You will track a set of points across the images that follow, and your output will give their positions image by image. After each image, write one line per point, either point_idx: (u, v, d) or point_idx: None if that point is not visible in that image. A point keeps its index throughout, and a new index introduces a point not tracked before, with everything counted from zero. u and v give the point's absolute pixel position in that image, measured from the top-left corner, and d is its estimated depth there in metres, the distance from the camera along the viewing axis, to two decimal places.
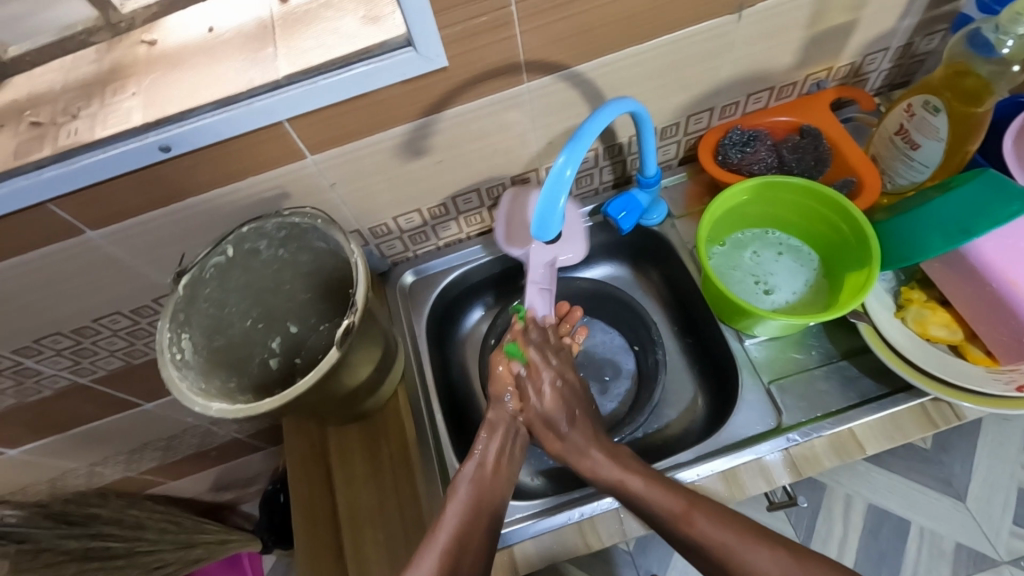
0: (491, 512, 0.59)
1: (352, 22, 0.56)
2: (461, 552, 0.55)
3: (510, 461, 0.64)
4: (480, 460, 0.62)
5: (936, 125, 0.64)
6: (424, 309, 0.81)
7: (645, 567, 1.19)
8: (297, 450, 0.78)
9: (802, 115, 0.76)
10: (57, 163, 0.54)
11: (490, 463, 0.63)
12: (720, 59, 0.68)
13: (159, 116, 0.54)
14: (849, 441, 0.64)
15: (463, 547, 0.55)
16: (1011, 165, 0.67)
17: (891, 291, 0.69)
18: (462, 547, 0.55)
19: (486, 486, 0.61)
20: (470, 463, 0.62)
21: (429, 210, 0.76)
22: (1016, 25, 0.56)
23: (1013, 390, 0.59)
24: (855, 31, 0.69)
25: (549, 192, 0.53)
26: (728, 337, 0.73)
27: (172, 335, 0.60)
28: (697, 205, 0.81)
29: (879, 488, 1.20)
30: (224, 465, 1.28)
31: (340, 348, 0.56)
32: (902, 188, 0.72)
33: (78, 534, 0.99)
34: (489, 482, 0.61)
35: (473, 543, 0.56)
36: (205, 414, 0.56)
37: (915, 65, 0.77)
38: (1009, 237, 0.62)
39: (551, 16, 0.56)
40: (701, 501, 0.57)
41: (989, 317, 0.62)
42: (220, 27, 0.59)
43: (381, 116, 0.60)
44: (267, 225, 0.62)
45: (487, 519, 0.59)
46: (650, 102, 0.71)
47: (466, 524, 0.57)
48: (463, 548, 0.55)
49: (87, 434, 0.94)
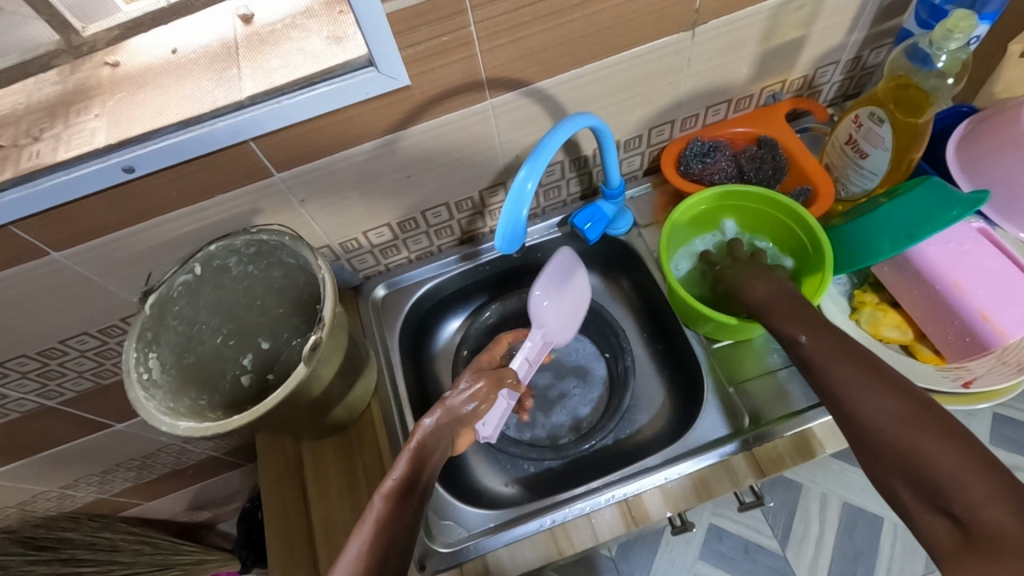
0: (423, 493, 0.56)
1: (317, 42, 0.57)
2: (391, 535, 0.51)
3: (437, 466, 0.58)
4: (416, 463, 0.56)
5: (883, 134, 0.67)
6: (397, 322, 0.82)
7: (626, 572, 1.21)
8: (271, 466, 0.78)
9: (760, 125, 0.78)
10: (21, 185, 0.54)
11: (423, 471, 0.56)
12: (678, 74, 0.70)
13: (123, 137, 0.55)
14: (812, 441, 0.66)
15: (388, 556, 0.50)
16: (956, 173, 0.70)
17: (846, 294, 0.72)
18: (387, 558, 0.50)
19: (410, 495, 0.55)
20: (390, 479, 0.55)
21: (399, 224, 0.77)
22: (949, 41, 0.59)
23: (961, 386, 0.62)
24: (806, 46, 0.72)
25: (512, 206, 0.54)
26: (693, 341, 0.75)
27: (139, 354, 0.60)
28: (663, 215, 0.83)
29: (852, 486, 1.22)
30: (201, 484, 1.26)
31: (307, 364, 0.57)
32: (856, 196, 0.75)
33: (48, 559, 0.94)
34: (418, 498, 0.55)
35: (401, 534, 0.52)
36: (172, 433, 0.56)
37: (865, 76, 0.81)
38: (952, 240, 0.65)
39: (512, 35, 0.58)
40: (846, 349, 0.54)
41: (936, 317, 0.65)
42: (184, 48, 0.59)
43: (347, 134, 0.61)
44: (236, 242, 0.63)
45: (417, 510, 0.54)
46: (613, 115, 0.73)
47: (392, 524, 0.52)
48: (388, 559, 0.50)
49: (58, 456, 0.93)
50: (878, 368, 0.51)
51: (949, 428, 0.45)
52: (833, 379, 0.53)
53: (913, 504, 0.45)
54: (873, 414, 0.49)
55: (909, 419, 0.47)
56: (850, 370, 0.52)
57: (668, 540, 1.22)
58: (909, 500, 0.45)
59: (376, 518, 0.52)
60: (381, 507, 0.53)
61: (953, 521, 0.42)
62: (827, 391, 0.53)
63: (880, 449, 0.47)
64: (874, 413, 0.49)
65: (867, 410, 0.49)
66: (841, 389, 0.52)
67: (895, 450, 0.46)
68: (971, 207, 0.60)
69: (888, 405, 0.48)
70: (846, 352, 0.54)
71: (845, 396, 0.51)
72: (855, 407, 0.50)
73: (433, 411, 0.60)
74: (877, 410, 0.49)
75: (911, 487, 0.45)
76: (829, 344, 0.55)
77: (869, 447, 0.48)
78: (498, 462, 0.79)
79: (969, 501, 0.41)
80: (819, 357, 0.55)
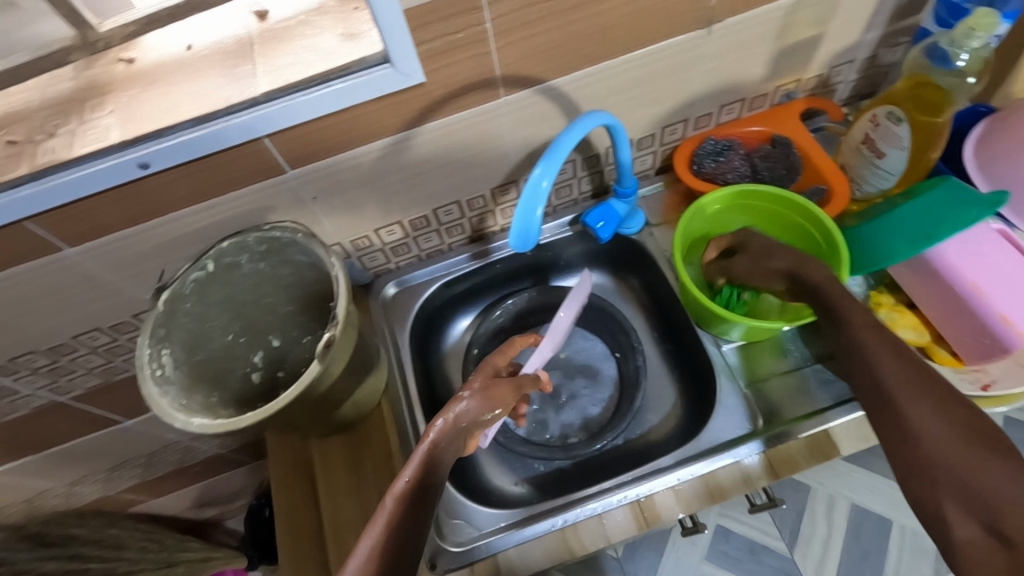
0: (433, 494, 0.53)
1: (331, 39, 0.57)
2: (406, 537, 0.50)
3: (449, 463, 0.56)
4: (433, 461, 0.54)
5: (900, 134, 0.66)
6: (407, 320, 0.82)
7: (632, 572, 1.20)
8: (281, 463, 0.78)
9: (773, 125, 0.78)
10: (34, 181, 0.54)
11: (436, 471, 0.54)
12: (692, 73, 0.69)
13: (137, 133, 0.55)
14: (825, 443, 0.66)
15: (399, 558, 0.49)
16: (974, 173, 0.70)
17: (861, 295, 0.71)
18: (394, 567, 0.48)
19: (426, 493, 0.53)
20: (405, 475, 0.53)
21: (410, 222, 0.77)
22: (970, 39, 0.58)
23: (980, 389, 0.62)
24: (822, 44, 0.71)
25: (526, 203, 0.54)
26: (705, 342, 0.74)
27: (152, 351, 0.60)
28: (674, 214, 0.82)
29: (861, 488, 1.21)
30: (208, 480, 1.27)
31: (320, 362, 0.56)
32: (871, 196, 0.74)
33: (55, 555, 0.92)
34: (430, 497, 0.53)
35: (414, 536, 0.51)
36: (185, 430, 0.55)
37: (880, 76, 0.80)
38: (970, 242, 0.65)
39: (527, 32, 0.58)
40: (897, 352, 0.51)
41: (954, 318, 0.65)
42: (199, 44, 0.59)
43: (361, 131, 0.61)
44: (248, 239, 0.63)
45: (429, 513, 0.53)
46: (626, 113, 0.72)
47: (398, 532, 0.50)
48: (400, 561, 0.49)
49: (68, 451, 0.93)
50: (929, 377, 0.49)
51: (1003, 449, 0.43)
52: (889, 383, 0.50)
53: (955, 520, 0.42)
54: (930, 425, 0.46)
55: (965, 436, 0.44)
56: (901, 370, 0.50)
57: (675, 540, 1.21)
58: (953, 517, 0.42)
59: (384, 525, 0.50)
60: (390, 516, 0.50)
61: (1004, 544, 0.40)
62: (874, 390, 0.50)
63: (930, 460, 0.45)
64: (926, 423, 0.46)
65: (919, 419, 0.47)
66: (892, 392, 0.49)
67: (954, 465, 0.44)
68: (991, 207, 0.59)
69: (942, 418, 0.46)
70: (896, 354, 0.51)
71: (896, 400, 0.48)
72: (908, 413, 0.47)
73: (446, 411, 0.56)
74: (930, 422, 0.46)
75: (960, 504, 0.42)
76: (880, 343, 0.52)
77: (914, 457, 0.46)
78: (508, 461, 0.78)
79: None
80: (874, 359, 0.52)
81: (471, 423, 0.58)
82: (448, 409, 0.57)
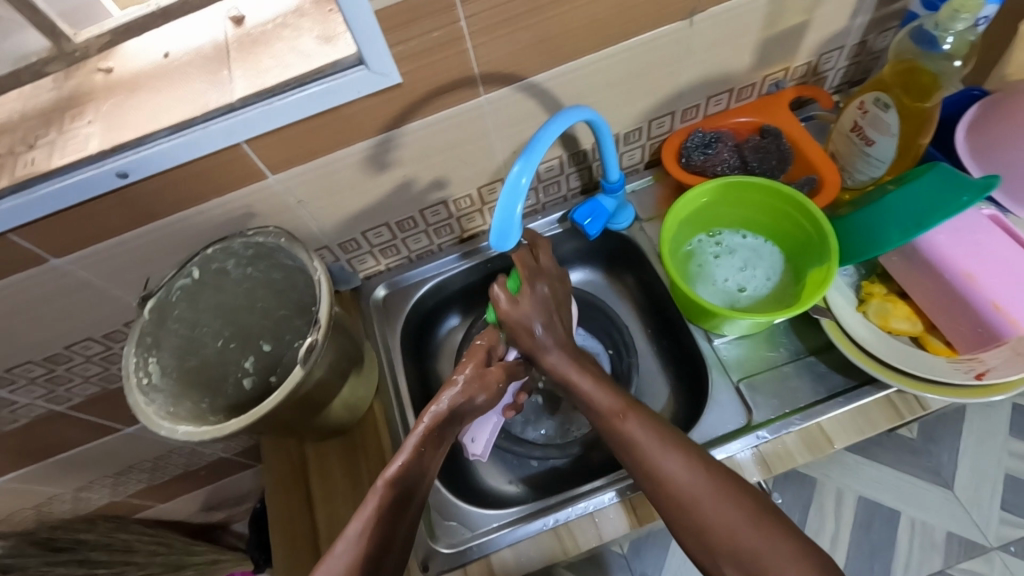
0: (422, 492, 0.56)
1: (308, 42, 0.57)
2: (393, 524, 0.53)
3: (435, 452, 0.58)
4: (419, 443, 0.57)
5: (889, 121, 0.65)
6: (399, 322, 0.81)
7: (638, 569, 1.20)
8: (276, 470, 0.77)
9: (762, 115, 0.77)
10: (16, 193, 0.55)
11: (421, 461, 0.56)
12: (676, 64, 0.69)
13: (116, 143, 0.55)
14: (819, 436, 0.65)
15: (388, 546, 0.52)
16: (966, 159, 0.68)
17: (854, 286, 0.70)
18: (386, 548, 0.52)
19: (415, 471, 0.55)
20: (400, 458, 0.55)
21: (398, 223, 0.76)
22: (955, 21, 0.57)
23: (974, 377, 0.60)
24: (809, 31, 0.70)
25: (506, 201, 0.53)
26: (697, 337, 0.73)
27: (139, 359, 0.60)
28: (665, 208, 0.82)
29: (869, 480, 1.19)
30: (215, 484, 1.28)
31: (303, 366, 0.56)
32: (863, 183, 0.73)
33: (65, 560, 0.95)
34: (415, 485, 0.55)
35: (401, 520, 0.53)
36: (171, 437, 0.56)
37: (872, 62, 0.79)
38: (964, 229, 0.64)
39: (504, 30, 0.57)
40: (659, 427, 0.56)
41: (947, 308, 0.64)
42: (176, 52, 0.59)
43: (341, 134, 0.61)
44: (233, 245, 0.63)
45: (415, 504, 0.55)
46: (611, 108, 0.72)
47: (387, 518, 0.53)
48: (387, 548, 0.52)
49: (69, 460, 0.94)
50: (679, 441, 0.55)
51: (730, 488, 0.52)
52: (692, 503, 0.52)
53: None
54: (694, 485, 0.52)
55: (712, 486, 0.52)
56: (658, 445, 0.55)
57: None
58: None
59: (375, 510, 0.53)
60: (382, 501, 0.53)
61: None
62: (635, 459, 0.55)
63: (691, 514, 0.52)
64: (673, 468, 0.53)
65: (682, 480, 0.53)
66: (653, 460, 0.54)
67: (711, 513, 0.51)
68: (982, 192, 0.58)
69: (699, 475, 0.53)
70: (661, 432, 0.56)
71: (662, 469, 0.54)
72: (670, 474, 0.53)
73: (442, 398, 0.60)
74: (684, 474, 0.53)
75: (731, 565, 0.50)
76: (645, 422, 0.56)
77: (675, 503, 0.52)
78: (504, 462, 0.78)
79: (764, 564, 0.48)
80: (676, 480, 0.53)
81: (463, 409, 0.61)
82: (441, 398, 0.60)
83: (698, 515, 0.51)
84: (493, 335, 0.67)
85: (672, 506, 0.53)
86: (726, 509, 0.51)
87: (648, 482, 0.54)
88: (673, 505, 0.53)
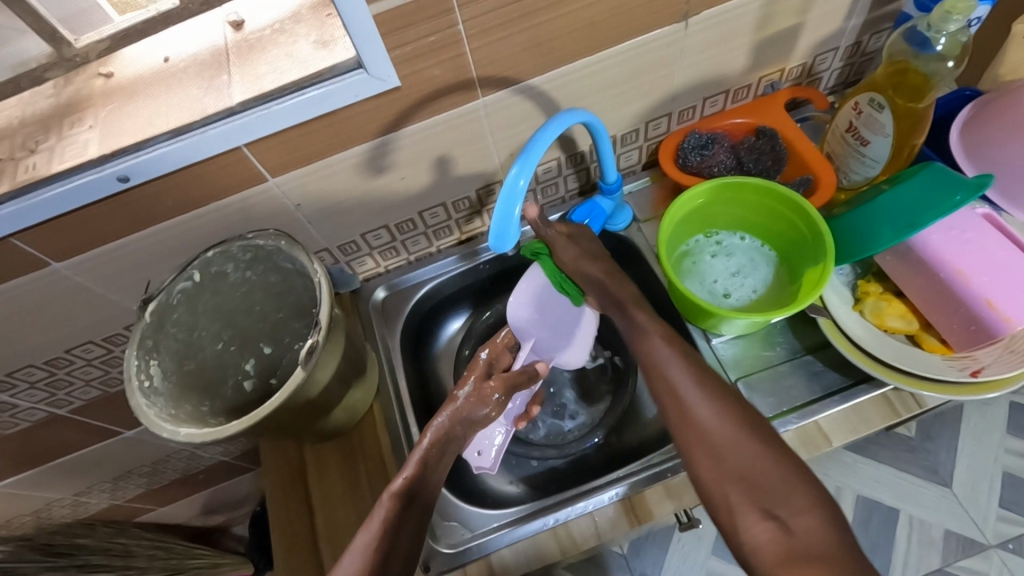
0: (427, 500, 0.57)
1: (306, 47, 0.57)
2: (395, 538, 0.52)
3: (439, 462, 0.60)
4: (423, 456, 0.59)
5: (883, 121, 0.66)
6: (398, 323, 0.82)
7: (638, 569, 1.20)
8: (274, 472, 0.77)
9: (758, 116, 0.77)
10: (17, 198, 0.55)
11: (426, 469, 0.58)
12: (671, 67, 0.69)
13: (116, 148, 0.55)
14: (816, 434, 0.66)
15: (388, 557, 0.51)
16: (960, 158, 0.69)
17: (849, 285, 0.71)
18: (388, 560, 0.51)
19: (421, 482, 0.57)
20: (400, 477, 0.56)
21: (397, 225, 0.77)
22: (947, 23, 0.58)
23: (968, 375, 0.62)
24: (803, 33, 0.71)
25: (504, 203, 0.54)
26: (695, 337, 0.74)
27: (140, 362, 0.61)
28: (662, 208, 0.82)
29: (867, 479, 1.20)
30: (215, 488, 1.28)
31: (304, 368, 0.57)
32: (858, 183, 0.73)
33: (64, 565, 0.94)
34: (420, 491, 0.57)
35: (406, 531, 0.53)
36: (173, 439, 0.56)
37: (865, 63, 0.80)
38: (953, 227, 0.64)
39: (499, 33, 0.58)
40: (693, 365, 0.55)
41: (942, 306, 0.64)
42: (175, 57, 0.59)
43: (339, 137, 0.61)
44: (233, 249, 0.63)
45: (420, 515, 0.56)
46: (608, 110, 0.72)
47: (393, 527, 0.53)
48: (392, 556, 0.51)
49: (69, 464, 0.94)
50: (710, 380, 0.53)
51: (757, 426, 0.50)
52: (710, 431, 0.50)
53: (740, 512, 0.46)
54: (718, 420, 0.50)
55: (733, 418, 0.50)
56: (691, 381, 0.53)
57: (680, 537, 1.21)
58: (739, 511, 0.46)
59: (381, 523, 0.53)
60: (387, 510, 0.54)
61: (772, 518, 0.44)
62: (665, 389, 0.54)
63: (710, 442, 0.49)
64: (699, 399, 0.52)
65: (704, 413, 0.51)
66: (681, 391, 0.53)
67: (727, 446, 0.49)
68: (975, 190, 0.58)
69: (723, 414, 0.51)
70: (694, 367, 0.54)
71: (686, 400, 0.52)
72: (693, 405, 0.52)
73: (444, 411, 0.63)
74: (707, 406, 0.51)
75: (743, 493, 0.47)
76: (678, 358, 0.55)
77: (696, 433, 0.51)
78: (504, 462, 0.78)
79: (788, 505, 0.44)
80: (699, 412, 0.51)
81: (465, 424, 0.64)
82: (445, 411, 0.63)
83: (716, 443, 0.49)
84: (498, 346, 0.72)
85: (693, 436, 0.51)
86: (748, 444, 0.48)
87: (673, 412, 0.53)
88: (692, 434, 0.51)
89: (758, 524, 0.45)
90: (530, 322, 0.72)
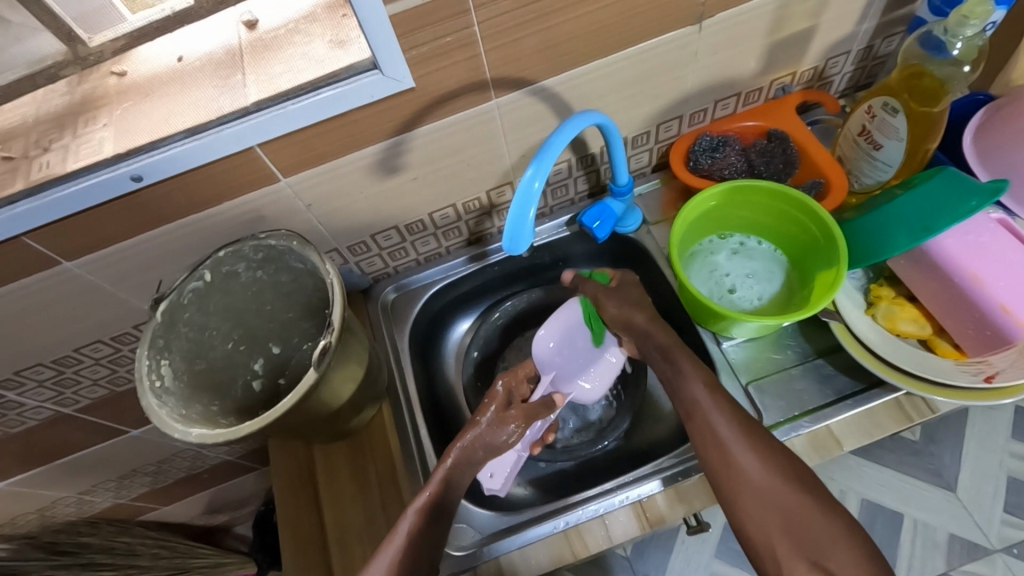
0: (449, 515, 0.61)
1: (320, 47, 0.57)
2: (417, 552, 0.57)
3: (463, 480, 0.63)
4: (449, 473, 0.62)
5: (896, 125, 0.66)
6: (407, 324, 0.82)
7: (642, 571, 1.20)
8: (283, 472, 0.78)
9: (768, 119, 0.77)
10: (31, 197, 0.55)
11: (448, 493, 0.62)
12: (684, 69, 0.69)
13: (129, 147, 0.55)
14: (827, 439, 0.66)
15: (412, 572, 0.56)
16: (973, 163, 0.69)
17: (861, 288, 0.71)
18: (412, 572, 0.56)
19: (443, 497, 0.61)
20: (424, 493, 0.60)
21: (407, 226, 0.76)
22: (964, 27, 0.58)
23: (982, 380, 0.61)
24: (816, 36, 0.71)
25: (519, 205, 0.54)
26: (705, 340, 0.73)
27: (151, 362, 0.60)
28: (672, 211, 0.82)
29: (871, 482, 1.20)
30: (219, 487, 1.27)
31: (317, 369, 0.57)
32: (870, 187, 0.73)
33: (67, 564, 0.93)
34: (443, 511, 0.61)
35: (427, 548, 0.58)
36: (185, 440, 0.56)
37: (877, 66, 0.79)
38: (970, 232, 0.64)
39: (514, 34, 0.57)
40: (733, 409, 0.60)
41: (955, 310, 0.64)
42: (190, 56, 0.59)
43: (352, 137, 0.61)
44: (244, 249, 0.63)
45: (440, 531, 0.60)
46: (620, 111, 0.72)
47: (418, 544, 0.57)
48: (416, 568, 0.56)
49: (75, 463, 0.94)
50: (753, 432, 0.59)
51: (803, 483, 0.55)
52: (756, 482, 0.56)
53: (784, 555, 0.53)
54: (763, 471, 0.56)
55: (781, 474, 0.56)
56: (733, 428, 0.58)
57: (683, 539, 1.20)
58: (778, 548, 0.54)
59: (404, 536, 0.57)
60: (411, 527, 0.58)
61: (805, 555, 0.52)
62: (714, 443, 0.59)
63: (752, 490, 0.56)
64: (746, 453, 0.57)
65: (752, 468, 0.56)
66: (731, 446, 0.58)
67: (765, 491, 0.56)
68: (989, 196, 0.58)
69: (770, 467, 0.56)
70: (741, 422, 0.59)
71: (732, 450, 0.58)
72: (740, 459, 0.57)
73: (468, 434, 0.64)
74: (756, 461, 0.57)
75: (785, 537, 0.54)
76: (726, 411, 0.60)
77: (739, 483, 0.57)
78: None
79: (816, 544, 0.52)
80: (745, 465, 0.57)
81: (488, 445, 0.65)
82: (465, 434, 0.64)
83: (754, 488, 0.56)
84: (517, 375, 0.70)
85: (740, 488, 0.56)
86: (790, 495, 0.55)
87: (720, 464, 0.58)
88: (738, 486, 0.57)
89: (802, 566, 0.52)
90: (555, 353, 0.71)
